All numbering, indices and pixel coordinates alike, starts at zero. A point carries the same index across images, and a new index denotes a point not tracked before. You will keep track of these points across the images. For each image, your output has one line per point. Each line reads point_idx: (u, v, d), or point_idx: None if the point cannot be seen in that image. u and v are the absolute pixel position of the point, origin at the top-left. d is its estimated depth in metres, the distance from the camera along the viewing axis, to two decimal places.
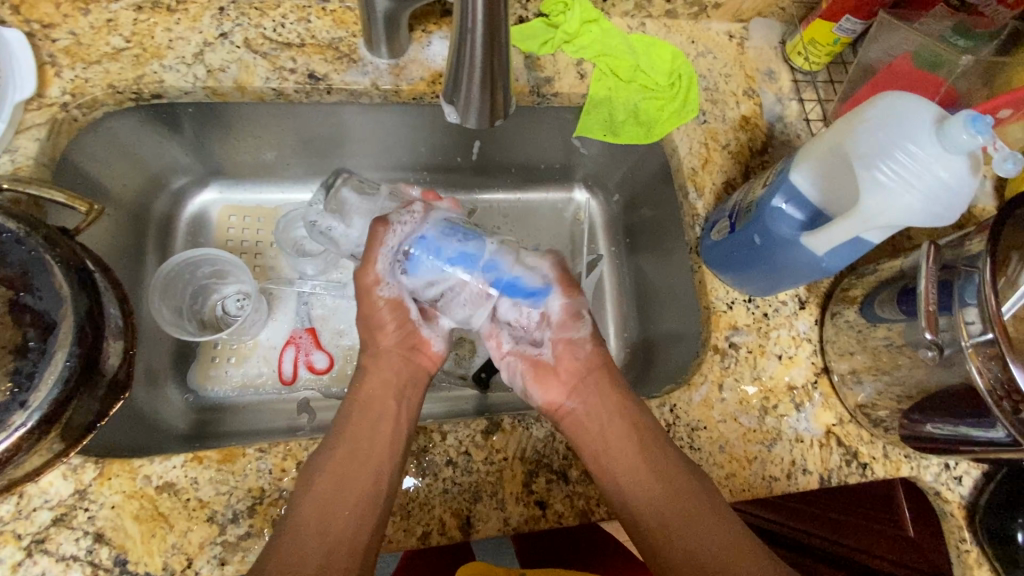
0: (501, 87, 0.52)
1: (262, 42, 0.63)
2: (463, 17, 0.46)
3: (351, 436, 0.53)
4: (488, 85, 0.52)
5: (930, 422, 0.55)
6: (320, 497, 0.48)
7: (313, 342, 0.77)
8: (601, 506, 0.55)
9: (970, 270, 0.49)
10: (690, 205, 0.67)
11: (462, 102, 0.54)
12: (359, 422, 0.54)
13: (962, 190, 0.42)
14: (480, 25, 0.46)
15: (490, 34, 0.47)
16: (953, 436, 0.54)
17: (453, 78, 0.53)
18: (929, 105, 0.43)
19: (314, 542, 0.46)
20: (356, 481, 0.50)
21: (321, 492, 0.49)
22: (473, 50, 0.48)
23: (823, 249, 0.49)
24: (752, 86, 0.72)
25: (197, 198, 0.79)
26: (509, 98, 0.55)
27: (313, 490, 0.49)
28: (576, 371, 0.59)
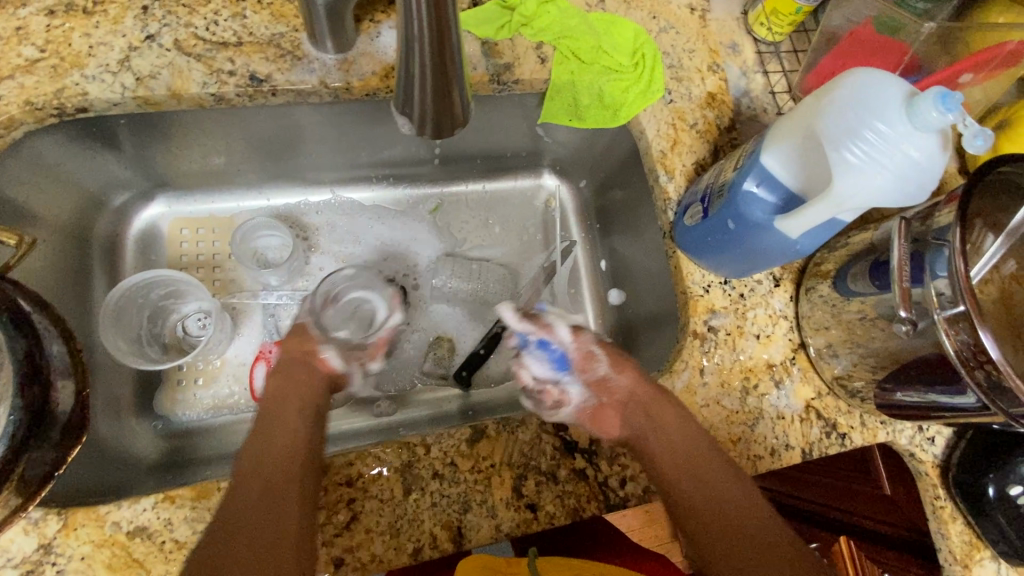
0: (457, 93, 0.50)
1: (194, 43, 0.58)
2: (406, 24, 0.42)
3: (257, 446, 0.52)
4: (440, 91, 0.49)
5: (900, 390, 0.56)
6: (245, 501, 0.47)
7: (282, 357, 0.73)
8: (591, 502, 0.55)
9: (941, 243, 0.48)
10: (661, 189, 0.65)
11: (416, 112, 0.52)
12: (259, 443, 0.53)
13: (933, 167, 0.41)
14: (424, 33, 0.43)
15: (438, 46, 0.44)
16: (920, 403, 0.55)
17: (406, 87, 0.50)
18: (897, 81, 0.42)
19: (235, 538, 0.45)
20: (274, 502, 0.47)
21: (253, 503, 0.47)
22: (421, 58, 0.45)
23: (797, 232, 0.48)
24: (717, 61, 0.71)
25: (143, 212, 0.74)
26: (465, 102, 0.52)
27: (237, 497, 0.47)
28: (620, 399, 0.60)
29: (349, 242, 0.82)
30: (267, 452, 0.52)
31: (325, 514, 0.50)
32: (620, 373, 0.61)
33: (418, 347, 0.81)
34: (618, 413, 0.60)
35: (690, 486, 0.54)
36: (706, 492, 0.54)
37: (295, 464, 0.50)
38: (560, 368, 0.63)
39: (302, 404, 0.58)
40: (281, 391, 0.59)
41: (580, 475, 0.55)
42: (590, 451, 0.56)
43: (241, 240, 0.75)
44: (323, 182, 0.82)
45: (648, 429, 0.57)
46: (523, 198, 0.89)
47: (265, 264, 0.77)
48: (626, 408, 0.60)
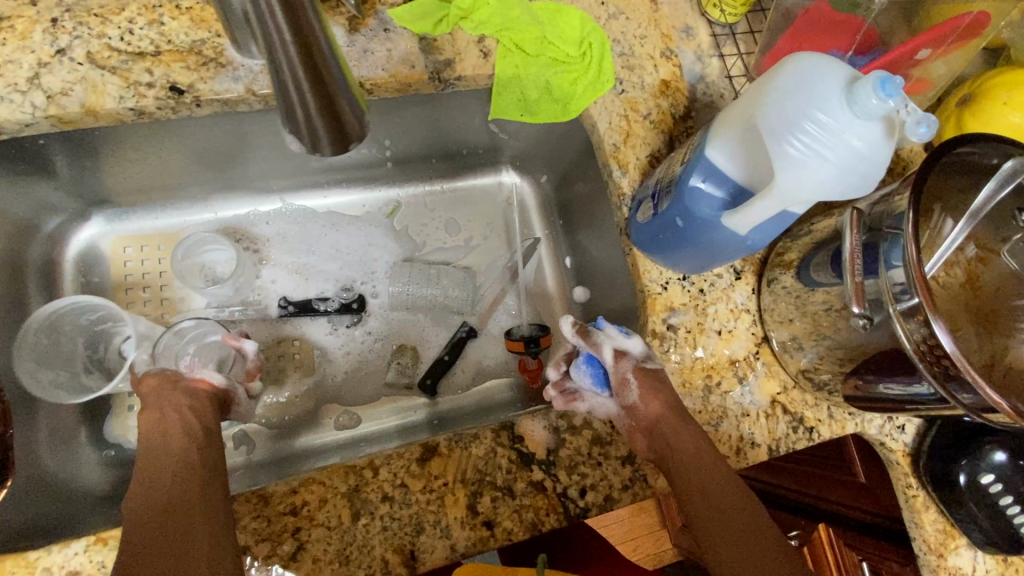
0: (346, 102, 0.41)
1: (108, 54, 0.54)
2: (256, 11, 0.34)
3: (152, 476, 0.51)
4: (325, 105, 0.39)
5: (881, 382, 0.52)
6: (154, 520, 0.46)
7: None
8: (551, 515, 0.53)
9: (896, 232, 0.46)
10: (615, 184, 0.63)
11: (305, 131, 0.41)
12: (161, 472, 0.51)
13: (879, 156, 0.39)
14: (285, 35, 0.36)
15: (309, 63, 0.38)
16: (900, 396, 0.51)
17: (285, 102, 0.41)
18: (840, 65, 0.40)
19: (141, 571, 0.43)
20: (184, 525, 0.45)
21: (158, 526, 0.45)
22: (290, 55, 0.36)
23: (745, 228, 0.46)
24: (670, 46, 0.68)
25: (80, 233, 0.71)
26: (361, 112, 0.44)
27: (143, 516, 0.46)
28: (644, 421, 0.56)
29: (304, 251, 0.79)
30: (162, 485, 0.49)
31: (269, 547, 0.48)
32: (650, 402, 0.56)
33: (378, 359, 0.79)
34: (645, 435, 0.56)
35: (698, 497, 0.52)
36: (711, 506, 0.51)
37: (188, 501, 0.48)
38: (601, 386, 0.60)
39: (180, 426, 0.55)
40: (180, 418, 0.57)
41: (538, 487, 0.54)
42: (548, 462, 0.55)
43: (185, 255, 0.74)
44: (273, 191, 0.79)
45: (668, 447, 0.54)
46: (483, 197, 0.86)
47: (212, 278, 0.75)
48: (652, 433, 0.56)
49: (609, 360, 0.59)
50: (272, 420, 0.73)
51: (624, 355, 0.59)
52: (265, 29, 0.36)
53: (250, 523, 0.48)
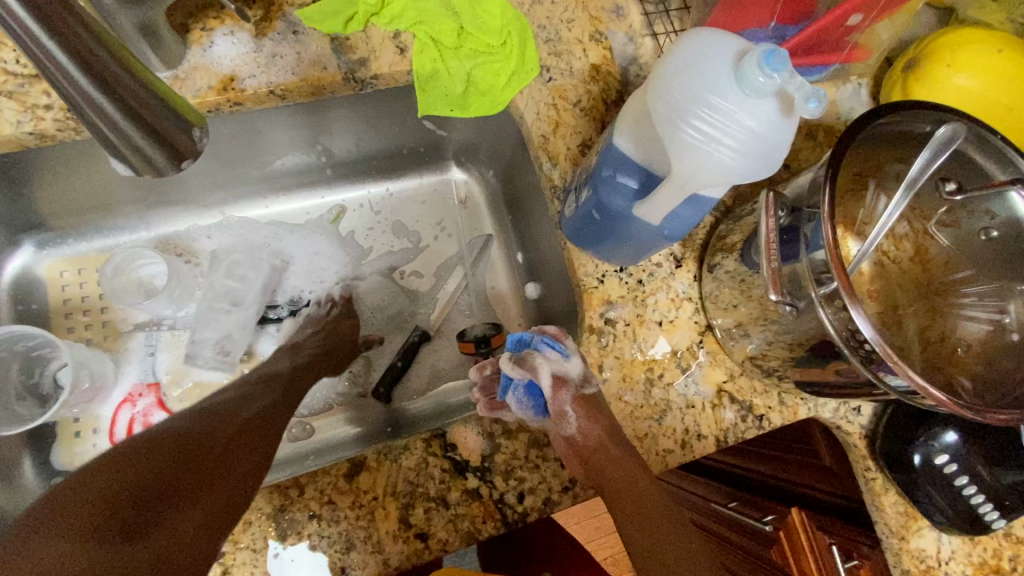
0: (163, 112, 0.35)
1: (2, 78, 0.52)
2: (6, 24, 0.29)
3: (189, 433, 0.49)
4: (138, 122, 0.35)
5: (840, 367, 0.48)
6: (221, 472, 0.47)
7: (155, 403, 0.71)
8: (487, 522, 0.52)
9: (813, 212, 0.44)
10: (546, 176, 0.61)
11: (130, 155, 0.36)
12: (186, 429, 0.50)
13: (778, 135, 0.37)
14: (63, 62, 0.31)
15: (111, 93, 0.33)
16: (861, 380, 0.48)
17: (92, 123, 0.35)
18: (732, 39, 0.37)
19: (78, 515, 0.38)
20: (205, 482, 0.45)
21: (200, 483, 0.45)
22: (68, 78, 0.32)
23: (658, 217, 0.44)
24: (599, 29, 0.65)
25: (11, 261, 0.69)
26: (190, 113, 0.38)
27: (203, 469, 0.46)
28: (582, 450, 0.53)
29: (247, 263, 0.78)
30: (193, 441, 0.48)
31: None
32: (588, 426, 0.54)
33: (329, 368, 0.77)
34: (580, 459, 0.53)
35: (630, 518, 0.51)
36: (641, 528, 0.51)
37: (188, 452, 0.47)
38: (534, 412, 0.56)
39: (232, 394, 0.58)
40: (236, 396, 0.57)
41: (473, 495, 0.52)
42: (483, 469, 0.53)
43: (116, 273, 0.73)
44: (212, 203, 0.77)
45: (607, 481, 0.51)
46: (429, 196, 0.85)
47: (152, 292, 0.73)
48: (589, 455, 0.53)
49: (547, 386, 0.55)
50: None
51: (564, 381, 0.56)
52: (58, 80, 0.32)
53: None
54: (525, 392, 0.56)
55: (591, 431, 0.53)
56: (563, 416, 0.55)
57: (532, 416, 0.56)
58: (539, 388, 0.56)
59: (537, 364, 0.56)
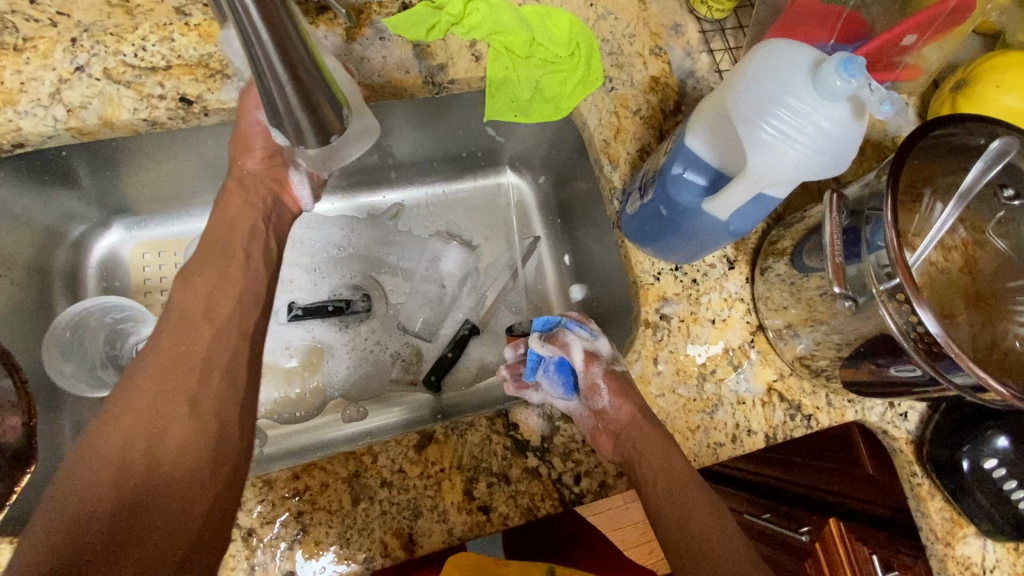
0: (325, 93, 0.38)
1: (123, 70, 0.58)
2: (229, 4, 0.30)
3: (175, 347, 0.49)
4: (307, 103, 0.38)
5: (892, 365, 0.51)
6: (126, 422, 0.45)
7: None
8: (546, 500, 0.54)
9: (875, 214, 0.46)
10: (606, 178, 0.64)
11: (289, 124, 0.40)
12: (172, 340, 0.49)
13: (849, 136, 0.40)
14: (265, 41, 0.32)
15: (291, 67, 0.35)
16: (909, 378, 0.51)
17: (262, 87, 0.37)
18: (808, 49, 0.41)
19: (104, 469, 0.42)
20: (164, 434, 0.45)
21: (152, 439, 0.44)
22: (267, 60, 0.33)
23: (727, 212, 0.47)
24: (659, 44, 0.69)
25: (102, 241, 0.75)
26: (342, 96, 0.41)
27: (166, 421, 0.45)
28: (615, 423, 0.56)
29: (313, 255, 0.83)
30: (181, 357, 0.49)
31: (274, 529, 0.50)
32: (619, 405, 0.56)
33: (384, 358, 0.81)
34: (613, 437, 0.56)
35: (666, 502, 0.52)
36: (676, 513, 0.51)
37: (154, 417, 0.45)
38: (566, 392, 0.59)
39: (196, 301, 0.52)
40: (204, 283, 0.53)
41: (533, 473, 0.55)
42: (542, 449, 0.56)
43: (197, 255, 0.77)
44: None
45: (638, 450, 0.54)
46: (483, 199, 0.89)
47: None
48: (620, 435, 0.56)
49: (577, 362, 0.59)
50: (282, 415, 0.77)
51: (595, 357, 0.60)
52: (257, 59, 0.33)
53: (256, 506, 0.51)
54: (554, 372, 0.59)
55: (623, 409, 0.56)
56: (597, 394, 0.57)
57: (562, 396, 0.59)
58: (569, 368, 0.60)
59: (567, 341, 0.61)
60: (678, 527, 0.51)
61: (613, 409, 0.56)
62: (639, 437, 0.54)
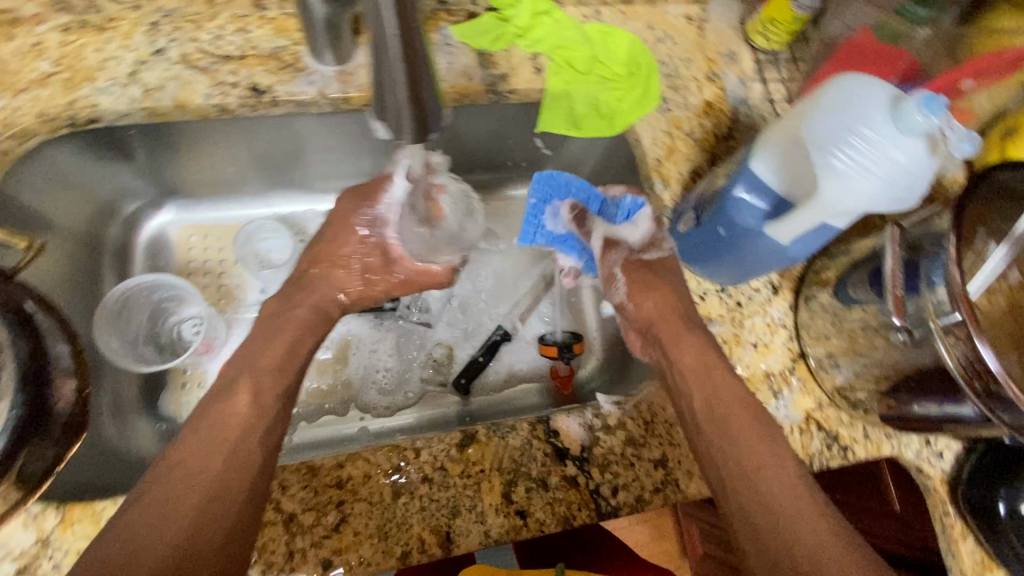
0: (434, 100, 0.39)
1: (199, 57, 0.60)
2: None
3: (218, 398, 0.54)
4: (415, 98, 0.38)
5: (917, 401, 0.53)
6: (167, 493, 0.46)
7: None
8: (583, 510, 0.54)
9: (936, 250, 0.47)
10: (657, 196, 0.65)
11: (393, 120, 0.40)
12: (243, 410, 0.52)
13: (922, 171, 0.41)
14: (393, 40, 0.34)
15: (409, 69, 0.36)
16: (938, 415, 0.52)
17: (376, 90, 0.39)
18: (884, 85, 0.42)
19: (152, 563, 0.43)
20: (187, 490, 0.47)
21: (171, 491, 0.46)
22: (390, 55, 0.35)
23: (788, 237, 0.48)
24: (714, 70, 0.71)
25: (153, 220, 0.76)
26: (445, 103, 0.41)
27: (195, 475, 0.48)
28: (659, 310, 0.64)
29: None
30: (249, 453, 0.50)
31: (315, 516, 0.51)
32: (650, 297, 0.65)
33: (416, 357, 0.82)
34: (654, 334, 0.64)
35: (719, 433, 0.54)
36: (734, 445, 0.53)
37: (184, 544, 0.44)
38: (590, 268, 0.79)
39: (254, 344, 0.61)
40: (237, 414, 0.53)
41: (571, 482, 0.55)
42: (582, 458, 0.56)
43: (244, 242, 0.78)
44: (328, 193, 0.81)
45: (693, 368, 0.58)
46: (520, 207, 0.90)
47: (267, 265, 0.78)
48: (665, 337, 0.62)
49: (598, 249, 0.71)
50: (312, 406, 0.77)
51: (617, 244, 0.69)
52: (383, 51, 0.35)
53: (299, 492, 0.51)
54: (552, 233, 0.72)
55: (651, 306, 0.65)
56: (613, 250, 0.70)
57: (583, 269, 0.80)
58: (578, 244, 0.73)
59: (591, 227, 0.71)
60: (738, 471, 0.52)
61: (649, 303, 0.65)
62: (688, 354, 0.59)
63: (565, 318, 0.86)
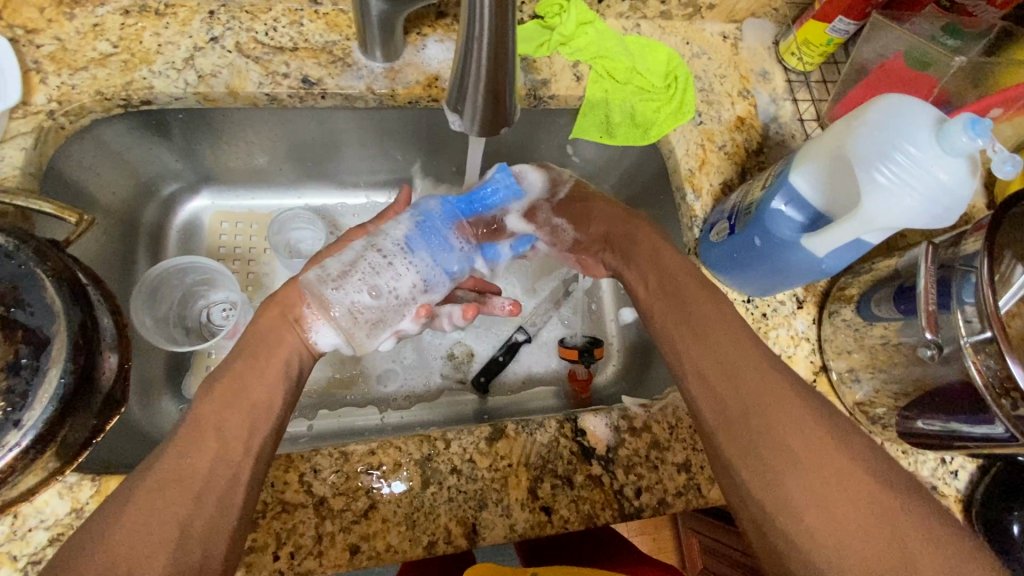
0: (510, 95, 0.43)
1: (253, 46, 0.61)
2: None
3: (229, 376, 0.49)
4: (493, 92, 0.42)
5: (922, 418, 0.55)
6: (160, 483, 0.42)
7: None
8: (606, 510, 0.55)
9: (967, 269, 0.49)
10: (688, 207, 0.67)
11: (468, 107, 0.44)
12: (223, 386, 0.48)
13: (962, 191, 0.43)
14: (485, 36, 0.38)
15: (494, 64, 0.39)
16: (946, 432, 0.53)
17: (459, 80, 0.42)
18: (927, 107, 0.44)
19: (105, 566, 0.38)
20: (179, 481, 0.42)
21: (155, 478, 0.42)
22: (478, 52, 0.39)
23: (823, 250, 0.49)
24: (747, 87, 0.72)
25: (188, 205, 0.76)
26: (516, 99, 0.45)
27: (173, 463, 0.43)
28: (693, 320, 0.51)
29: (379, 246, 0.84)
30: (223, 424, 0.46)
31: (344, 501, 0.51)
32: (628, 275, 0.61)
33: (435, 354, 0.82)
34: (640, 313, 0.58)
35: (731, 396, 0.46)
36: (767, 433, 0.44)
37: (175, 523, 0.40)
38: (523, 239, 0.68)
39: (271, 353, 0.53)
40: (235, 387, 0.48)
41: (596, 481, 0.56)
42: (607, 459, 0.57)
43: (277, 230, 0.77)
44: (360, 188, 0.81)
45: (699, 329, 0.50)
46: None
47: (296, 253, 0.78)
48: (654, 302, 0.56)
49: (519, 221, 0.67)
50: (333, 397, 0.78)
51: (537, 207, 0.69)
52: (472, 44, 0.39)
53: (330, 476, 0.52)
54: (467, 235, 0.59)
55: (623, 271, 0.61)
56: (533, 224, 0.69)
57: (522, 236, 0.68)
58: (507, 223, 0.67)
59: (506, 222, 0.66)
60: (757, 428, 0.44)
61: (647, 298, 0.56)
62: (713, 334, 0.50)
63: (583, 323, 0.86)
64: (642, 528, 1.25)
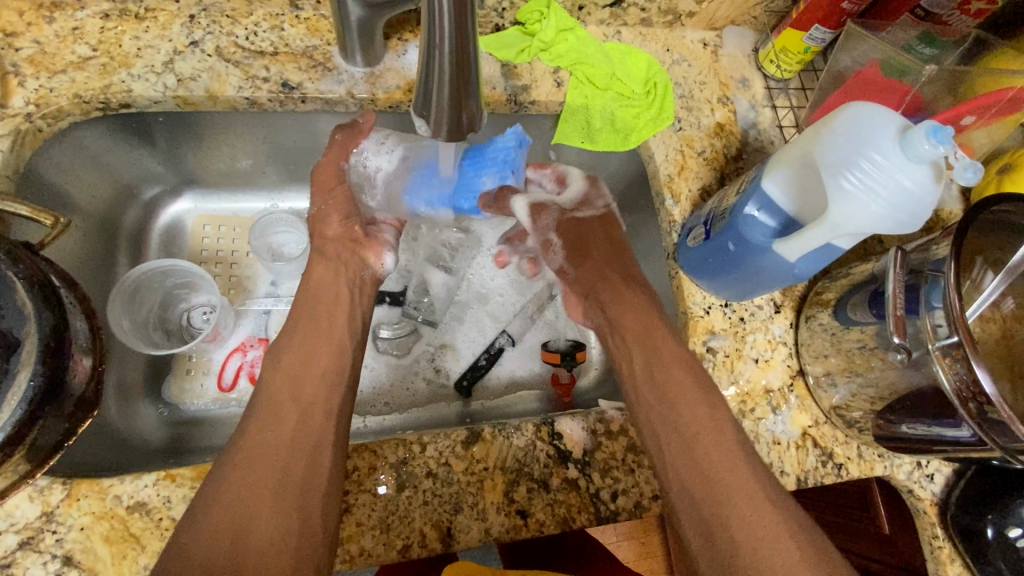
0: (476, 103, 0.43)
1: (234, 50, 0.61)
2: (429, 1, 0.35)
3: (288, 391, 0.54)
4: (458, 98, 0.42)
5: (903, 422, 0.55)
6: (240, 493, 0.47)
7: (263, 355, 0.74)
8: (582, 513, 0.55)
9: (936, 274, 0.49)
10: (667, 211, 0.67)
11: (434, 115, 0.43)
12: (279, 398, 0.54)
13: (927, 198, 0.43)
14: (447, 40, 0.38)
15: (459, 72, 0.40)
16: (925, 436, 0.54)
17: (423, 87, 0.43)
18: (892, 114, 0.44)
19: (212, 548, 0.44)
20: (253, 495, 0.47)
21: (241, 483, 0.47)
22: (440, 56, 0.39)
23: (794, 255, 0.50)
24: (727, 93, 0.73)
25: (170, 207, 0.76)
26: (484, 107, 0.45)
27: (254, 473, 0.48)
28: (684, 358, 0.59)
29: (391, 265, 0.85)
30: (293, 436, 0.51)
31: None
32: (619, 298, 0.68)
33: (418, 357, 0.82)
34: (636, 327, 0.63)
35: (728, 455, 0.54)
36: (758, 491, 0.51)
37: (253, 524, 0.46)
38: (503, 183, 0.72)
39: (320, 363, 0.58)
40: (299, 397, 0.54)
41: (572, 485, 0.56)
42: (583, 462, 0.57)
43: (260, 234, 0.77)
44: None
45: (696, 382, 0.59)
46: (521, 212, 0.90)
47: (279, 257, 0.77)
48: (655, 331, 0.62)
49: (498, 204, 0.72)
50: None
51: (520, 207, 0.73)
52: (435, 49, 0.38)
53: None
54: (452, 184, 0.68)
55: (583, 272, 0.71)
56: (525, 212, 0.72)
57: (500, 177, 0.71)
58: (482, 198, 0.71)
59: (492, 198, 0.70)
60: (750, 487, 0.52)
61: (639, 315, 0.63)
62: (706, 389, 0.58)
63: (567, 326, 0.86)
64: (628, 533, 1.25)
